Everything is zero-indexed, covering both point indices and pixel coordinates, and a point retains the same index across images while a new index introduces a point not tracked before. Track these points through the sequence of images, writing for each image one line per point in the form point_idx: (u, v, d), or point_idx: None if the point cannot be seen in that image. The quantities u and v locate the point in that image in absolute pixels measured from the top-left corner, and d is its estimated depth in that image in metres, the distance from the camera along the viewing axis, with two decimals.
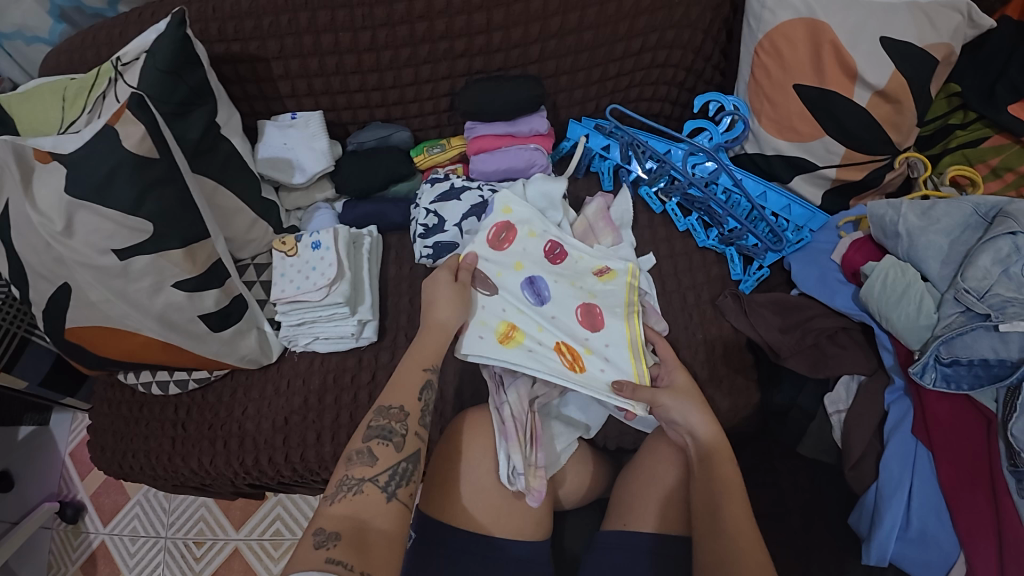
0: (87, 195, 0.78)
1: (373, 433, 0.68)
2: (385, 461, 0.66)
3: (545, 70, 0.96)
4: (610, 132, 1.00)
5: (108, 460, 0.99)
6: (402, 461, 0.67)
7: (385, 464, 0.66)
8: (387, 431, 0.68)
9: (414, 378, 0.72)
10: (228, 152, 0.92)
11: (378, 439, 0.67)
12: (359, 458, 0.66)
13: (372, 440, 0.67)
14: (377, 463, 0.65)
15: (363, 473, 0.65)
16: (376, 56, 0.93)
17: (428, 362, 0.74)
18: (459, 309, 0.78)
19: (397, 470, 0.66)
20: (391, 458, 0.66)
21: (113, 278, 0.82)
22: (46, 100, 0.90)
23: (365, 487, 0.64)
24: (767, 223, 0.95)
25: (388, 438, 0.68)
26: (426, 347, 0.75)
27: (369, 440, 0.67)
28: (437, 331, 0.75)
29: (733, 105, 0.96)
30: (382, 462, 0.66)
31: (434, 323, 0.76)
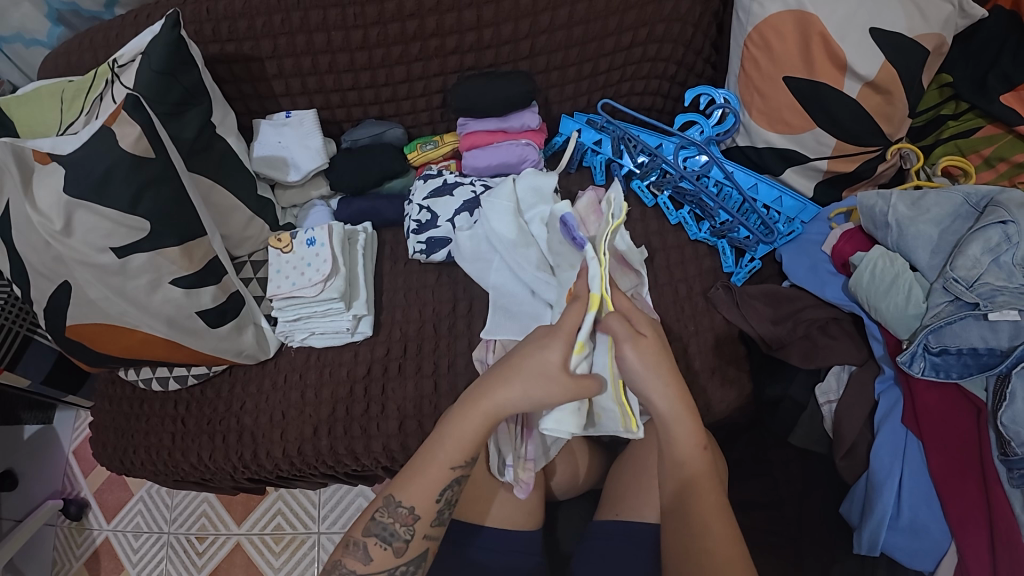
0: (85, 194, 0.80)
1: (373, 530, 0.64)
2: (381, 563, 0.64)
3: (535, 66, 0.97)
4: (602, 127, 1.00)
5: (110, 456, 1.01)
6: (401, 565, 0.65)
7: (381, 565, 0.64)
8: (388, 533, 0.64)
9: (437, 479, 0.64)
10: (224, 151, 0.93)
11: (376, 540, 0.64)
12: (353, 547, 0.65)
13: (369, 537, 0.64)
14: (371, 563, 0.64)
15: (354, 566, 0.64)
16: (368, 55, 0.94)
17: (456, 459, 0.64)
18: (526, 400, 0.61)
19: (394, 572, 0.65)
20: (389, 560, 0.64)
21: (112, 276, 0.84)
22: (45, 102, 0.91)
23: None
24: (758, 217, 0.95)
25: (388, 541, 0.64)
26: (456, 444, 0.64)
27: (367, 536, 0.64)
28: (484, 413, 0.63)
29: (723, 98, 0.97)
30: (377, 564, 0.64)
31: (485, 404, 0.63)
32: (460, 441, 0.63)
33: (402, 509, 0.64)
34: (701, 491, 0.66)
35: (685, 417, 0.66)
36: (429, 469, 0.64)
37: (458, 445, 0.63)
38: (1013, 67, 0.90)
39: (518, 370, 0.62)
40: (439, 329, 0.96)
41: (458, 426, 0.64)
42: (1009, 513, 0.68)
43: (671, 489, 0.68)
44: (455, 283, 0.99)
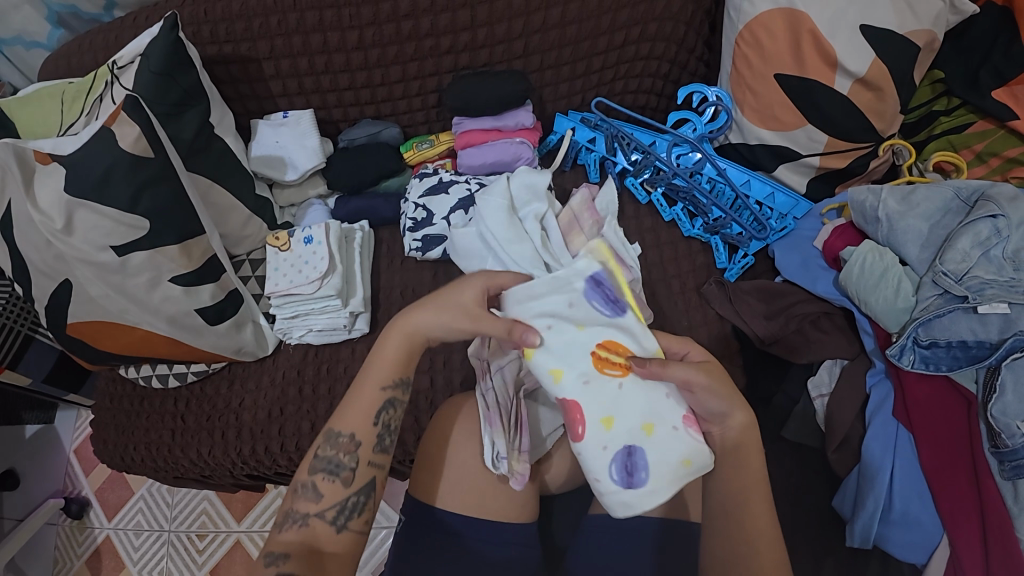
0: (85, 194, 0.81)
1: (318, 466, 0.65)
2: (330, 498, 0.64)
3: (529, 65, 0.98)
4: (596, 125, 1.01)
5: (111, 453, 1.02)
6: (351, 496, 0.64)
7: (331, 500, 0.64)
8: (334, 465, 0.64)
9: (368, 401, 0.65)
10: (222, 151, 0.95)
11: (323, 474, 0.64)
12: (303, 492, 0.64)
13: (317, 474, 0.64)
14: (322, 500, 0.63)
15: (307, 508, 0.63)
16: (364, 55, 0.95)
17: (386, 379, 0.66)
18: (436, 320, 0.64)
19: (345, 505, 0.64)
20: (338, 494, 0.64)
21: (112, 274, 0.86)
22: (45, 103, 0.93)
23: (311, 522, 0.63)
24: (751, 212, 0.96)
25: (336, 472, 0.65)
26: (383, 364, 0.66)
27: (313, 474, 0.64)
28: (402, 333, 0.65)
29: (714, 95, 0.98)
30: (327, 501, 0.64)
31: (402, 323, 0.65)
32: (385, 362, 0.66)
33: (349, 436, 0.66)
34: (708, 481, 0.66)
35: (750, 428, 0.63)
36: (362, 391, 0.66)
37: (385, 368, 0.66)
38: (1004, 63, 0.90)
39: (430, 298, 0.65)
40: None
41: (382, 350, 0.66)
42: (1000, 505, 0.69)
43: None
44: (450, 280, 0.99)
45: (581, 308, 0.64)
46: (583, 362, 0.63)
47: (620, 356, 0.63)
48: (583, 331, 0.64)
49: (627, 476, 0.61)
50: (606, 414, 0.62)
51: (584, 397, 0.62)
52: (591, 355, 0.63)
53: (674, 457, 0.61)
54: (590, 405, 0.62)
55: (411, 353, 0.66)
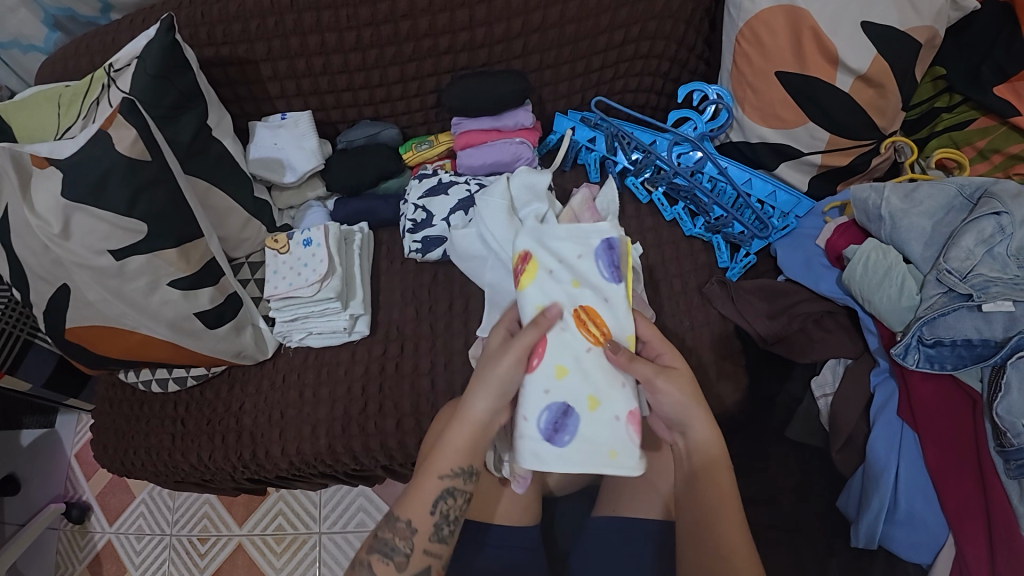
0: (83, 197, 0.82)
1: (375, 547, 0.67)
2: None
3: (528, 65, 0.98)
4: (596, 124, 1.00)
5: (111, 457, 1.02)
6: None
7: None
8: (389, 548, 0.66)
9: (429, 492, 0.65)
10: (220, 154, 0.94)
11: (379, 555, 0.66)
12: (360, 568, 0.67)
13: (372, 553, 0.67)
14: None
15: None
16: (362, 56, 0.94)
17: (445, 468, 0.65)
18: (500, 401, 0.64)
19: None
20: None
21: (110, 278, 0.85)
22: (42, 106, 0.92)
23: None
24: (752, 211, 0.94)
25: (390, 555, 0.66)
26: (447, 452, 0.65)
27: (370, 554, 0.67)
28: (467, 423, 0.64)
29: (715, 93, 0.97)
30: None
31: (467, 413, 0.64)
32: (451, 451, 0.65)
33: (404, 522, 0.66)
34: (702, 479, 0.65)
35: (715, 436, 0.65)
36: (423, 480, 0.66)
37: (450, 453, 0.65)
38: (1005, 59, 0.90)
39: (485, 377, 0.65)
40: (436, 327, 0.96)
41: (447, 438, 0.65)
42: (1006, 505, 0.68)
43: (680, 485, 0.69)
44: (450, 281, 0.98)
45: (586, 264, 0.72)
46: (563, 310, 0.70)
47: (597, 328, 0.69)
48: (574, 290, 0.71)
49: (554, 429, 0.66)
50: (561, 363, 0.67)
51: (553, 337, 0.68)
52: (574, 310, 0.70)
53: (604, 442, 0.66)
54: (552, 352, 0.67)
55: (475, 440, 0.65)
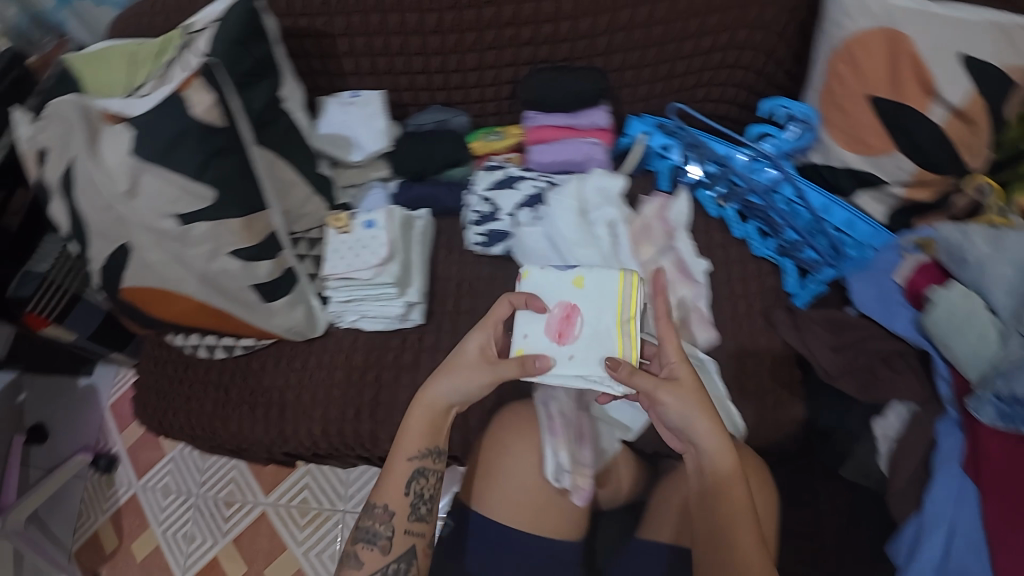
0: (151, 157, 0.80)
1: (360, 536, 0.71)
2: (371, 565, 0.70)
3: (610, 64, 0.95)
4: (672, 132, 0.97)
5: (150, 416, 1.02)
6: (391, 563, 0.70)
7: (371, 567, 0.70)
8: (371, 535, 0.71)
9: (398, 473, 0.72)
10: (289, 126, 0.93)
11: (363, 544, 0.71)
12: (348, 560, 0.71)
13: (358, 543, 0.71)
14: (362, 568, 0.70)
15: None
16: (441, 39, 0.93)
17: (412, 451, 0.73)
18: (459, 389, 0.73)
19: (387, 571, 0.70)
20: (377, 561, 0.70)
21: (172, 241, 0.84)
22: (113, 60, 0.90)
23: None
24: (828, 238, 0.91)
25: (374, 541, 0.71)
26: (413, 433, 0.73)
27: (356, 543, 0.71)
28: (427, 408, 0.73)
29: (800, 112, 0.94)
30: (368, 568, 0.70)
31: (425, 398, 0.73)
32: (415, 434, 0.73)
33: (384, 505, 0.72)
34: (714, 497, 0.67)
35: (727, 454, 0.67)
36: (392, 464, 0.73)
37: (418, 424, 0.73)
38: None
39: (445, 368, 0.74)
40: None
41: (408, 425, 0.74)
42: None
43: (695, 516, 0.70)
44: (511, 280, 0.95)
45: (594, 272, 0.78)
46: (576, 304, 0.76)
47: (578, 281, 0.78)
48: (580, 284, 0.77)
49: (559, 335, 0.74)
50: (580, 275, 0.78)
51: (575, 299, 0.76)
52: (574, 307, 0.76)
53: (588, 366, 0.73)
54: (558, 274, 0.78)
55: (440, 423, 0.74)
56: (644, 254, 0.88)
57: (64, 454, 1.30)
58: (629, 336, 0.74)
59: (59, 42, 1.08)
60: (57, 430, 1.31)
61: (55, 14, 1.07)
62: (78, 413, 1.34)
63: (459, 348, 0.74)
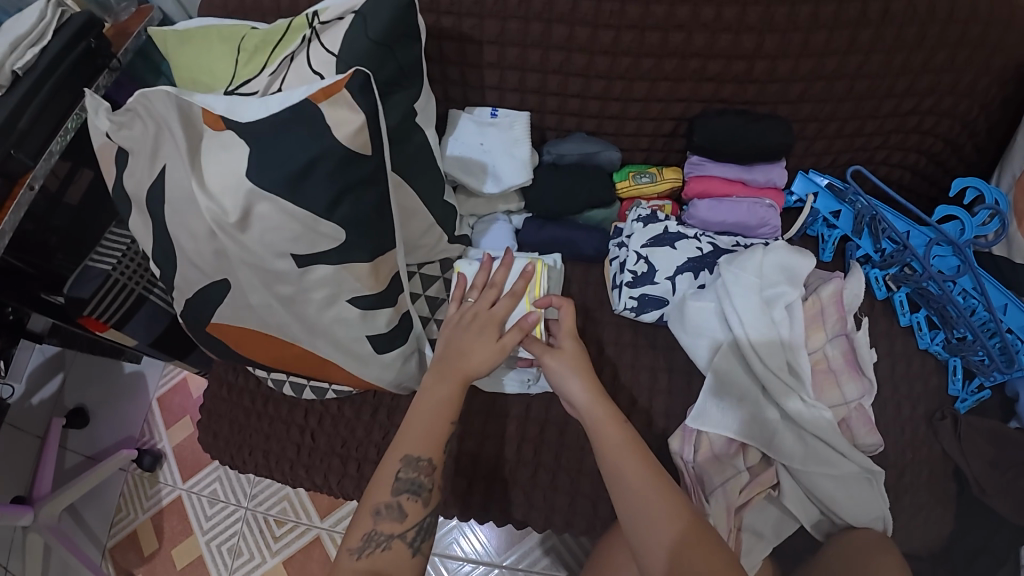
0: (275, 187, 0.66)
1: (400, 488, 0.65)
2: (413, 518, 0.65)
3: (795, 113, 0.82)
4: (847, 197, 0.86)
5: (220, 449, 0.90)
6: (428, 516, 0.66)
7: (412, 520, 0.65)
8: (415, 486, 0.65)
9: (439, 428, 0.67)
10: (419, 146, 0.78)
11: (407, 494, 0.65)
12: (387, 513, 0.64)
13: (401, 494, 0.65)
14: (405, 520, 0.64)
15: (391, 529, 0.64)
16: (611, 62, 0.77)
17: (429, 444, 0.66)
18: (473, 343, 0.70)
19: (423, 525, 0.66)
20: (418, 514, 0.65)
21: (284, 284, 0.71)
22: (215, 44, 0.72)
23: (393, 544, 0.63)
24: (1002, 342, 0.81)
25: (417, 492, 0.65)
26: (426, 431, 0.67)
27: (398, 495, 0.65)
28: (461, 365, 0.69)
29: (995, 199, 0.83)
30: (410, 520, 0.65)
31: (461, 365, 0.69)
32: (442, 408, 0.68)
33: (398, 504, 0.64)
34: None
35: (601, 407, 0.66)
36: (387, 461, 0.66)
37: (429, 413, 0.67)
38: None
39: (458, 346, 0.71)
40: None
41: (432, 391, 0.69)
42: None
43: None
44: (659, 352, 0.83)
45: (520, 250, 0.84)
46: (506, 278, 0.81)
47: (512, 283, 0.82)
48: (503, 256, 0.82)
49: None
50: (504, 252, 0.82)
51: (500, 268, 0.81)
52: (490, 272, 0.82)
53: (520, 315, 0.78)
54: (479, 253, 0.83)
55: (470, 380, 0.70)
56: (812, 342, 0.79)
57: (105, 444, 1.20)
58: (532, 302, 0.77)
59: (140, 9, 0.86)
60: (98, 415, 1.22)
61: None
62: (123, 402, 1.23)
63: (471, 347, 0.70)
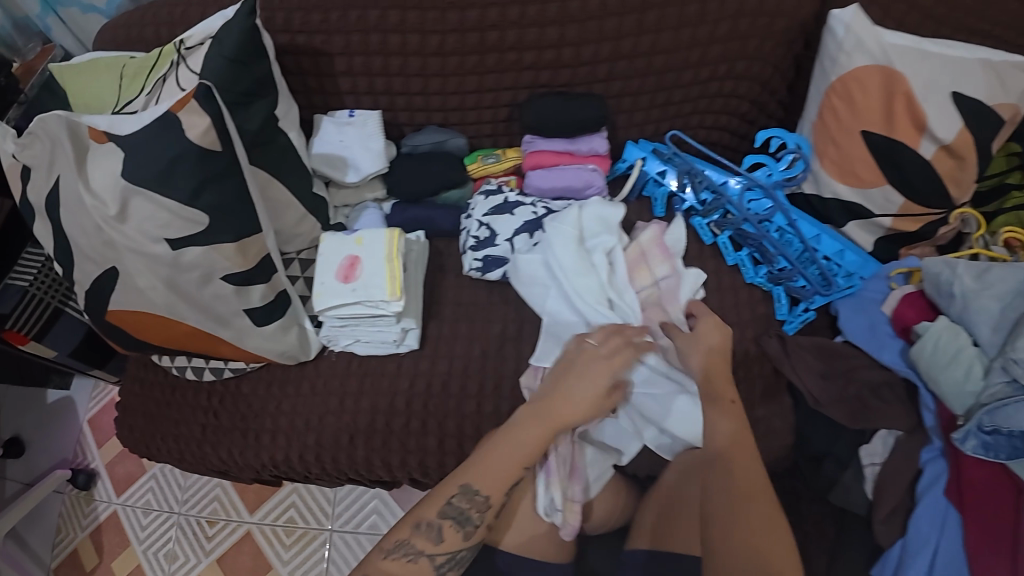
0: (145, 181, 0.78)
1: (448, 513, 0.71)
2: (450, 544, 0.70)
3: (609, 90, 0.96)
4: (669, 158, 0.98)
5: (135, 439, 0.99)
6: (464, 550, 0.71)
7: (448, 546, 0.70)
8: (462, 516, 0.71)
9: (507, 472, 0.73)
10: (285, 146, 0.90)
11: (452, 521, 0.71)
12: (426, 530, 0.70)
13: (445, 519, 0.71)
14: (441, 544, 0.70)
15: (424, 546, 0.69)
16: (442, 61, 0.91)
17: (527, 459, 0.74)
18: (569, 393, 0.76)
19: (456, 556, 0.70)
20: (457, 542, 0.70)
21: (163, 267, 0.82)
22: (101, 74, 0.86)
23: (421, 560, 0.68)
24: (818, 267, 0.93)
25: (462, 523, 0.71)
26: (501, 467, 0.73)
27: (443, 519, 0.71)
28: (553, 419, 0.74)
29: (796, 144, 0.95)
30: (446, 545, 0.70)
31: (556, 417, 0.74)
32: (512, 445, 0.74)
33: (440, 526, 0.70)
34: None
35: (722, 377, 0.82)
36: (445, 486, 0.72)
37: (507, 453, 0.73)
38: None
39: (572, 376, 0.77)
40: (486, 350, 0.94)
41: (514, 437, 0.74)
42: None
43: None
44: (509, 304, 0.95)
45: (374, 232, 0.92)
46: (366, 261, 0.89)
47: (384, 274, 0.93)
48: (359, 242, 0.90)
49: (344, 277, 0.89)
50: (361, 236, 0.91)
51: (359, 252, 0.89)
52: (348, 257, 0.89)
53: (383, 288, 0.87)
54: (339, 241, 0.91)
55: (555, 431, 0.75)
56: (638, 280, 0.89)
57: (42, 468, 1.28)
58: (393, 272, 0.87)
59: (44, 48, 1.02)
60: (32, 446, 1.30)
61: (40, 19, 1.01)
62: (56, 426, 1.32)
63: (575, 385, 0.76)
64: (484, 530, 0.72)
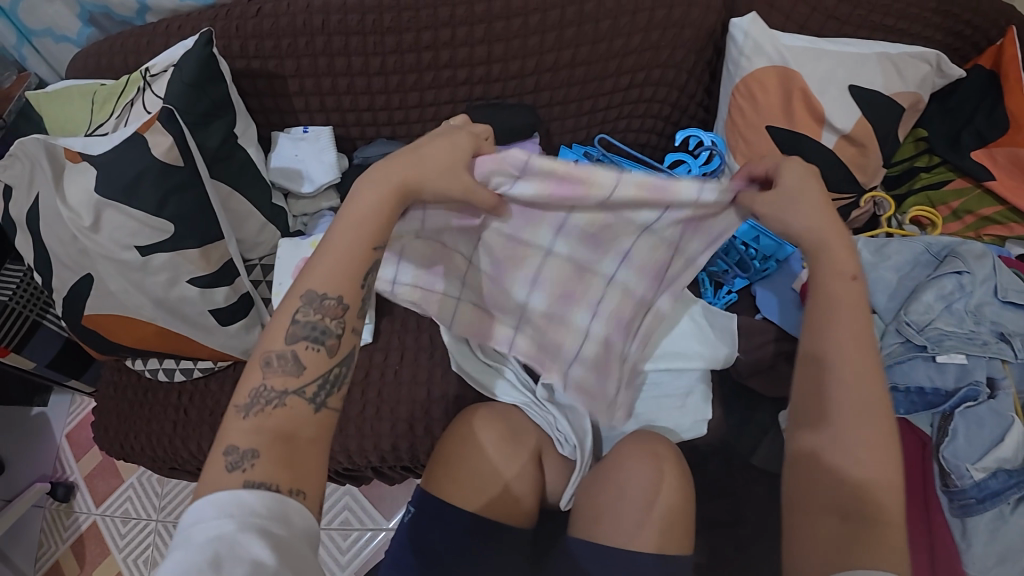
0: (115, 196, 0.87)
1: (298, 334, 0.58)
2: (313, 369, 0.57)
3: (538, 100, 1.05)
4: (598, 159, 1.08)
5: (111, 439, 1.06)
6: (334, 367, 0.58)
7: (312, 373, 0.57)
8: (318, 331, 0.58)
9: (357, 260, 0.60)
10: (243, 160, 1.00)
11: (306, 342, 0.58)
12: (279, 363, 0.56)
13: (299, 342, 0.57)
14: (303, 373, 0.57)
15: (284, 384, 0.56)
16: (384, 80, 1.01)
17: (378, 240, 0.61)
18: (437, 180, 0.61)
19: (327, 378, 0.58)
20: (320, 365, 0.58)
21: (133, 271, 0.91)
22: (76, 102, 0.96)
23: (289, 399, 0.55)
24: (737, 253, 1.04)
25: (320, 341, 0.58)
26: (347, 261, 0.60)
27: (293, 342, 0.57)
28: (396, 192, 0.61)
29: (710, 141, 1.06)
30: (309, 373, 0.57)
31: (400, 183, 0.61)
32: (370, 221, 0.60)
33: (293, 354, 0.57)
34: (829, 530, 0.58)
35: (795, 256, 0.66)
36: (285, 303, 0.58)
37: (348, 235, 0.60)
38: (985, 126, 1.01)
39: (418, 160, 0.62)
40: (435, 339, 1.02)
41: (360, 209, 0.61)
42: (947, 536, 0.80)
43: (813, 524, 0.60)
44: None
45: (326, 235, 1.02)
46: None
47: None
48: (315, 245, 1.00)
49: None
50: (317, 239, 1.00)
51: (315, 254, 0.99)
52: (304, 259, 0.99)
53: None
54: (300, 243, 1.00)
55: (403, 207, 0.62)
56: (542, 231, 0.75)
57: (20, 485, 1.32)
58: None
59: (19, 77, 1.10)
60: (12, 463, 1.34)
61: (16, 50, 1.09)
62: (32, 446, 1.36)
63: (423, 150, 0.62)
64: (350, 336, 0.60)
